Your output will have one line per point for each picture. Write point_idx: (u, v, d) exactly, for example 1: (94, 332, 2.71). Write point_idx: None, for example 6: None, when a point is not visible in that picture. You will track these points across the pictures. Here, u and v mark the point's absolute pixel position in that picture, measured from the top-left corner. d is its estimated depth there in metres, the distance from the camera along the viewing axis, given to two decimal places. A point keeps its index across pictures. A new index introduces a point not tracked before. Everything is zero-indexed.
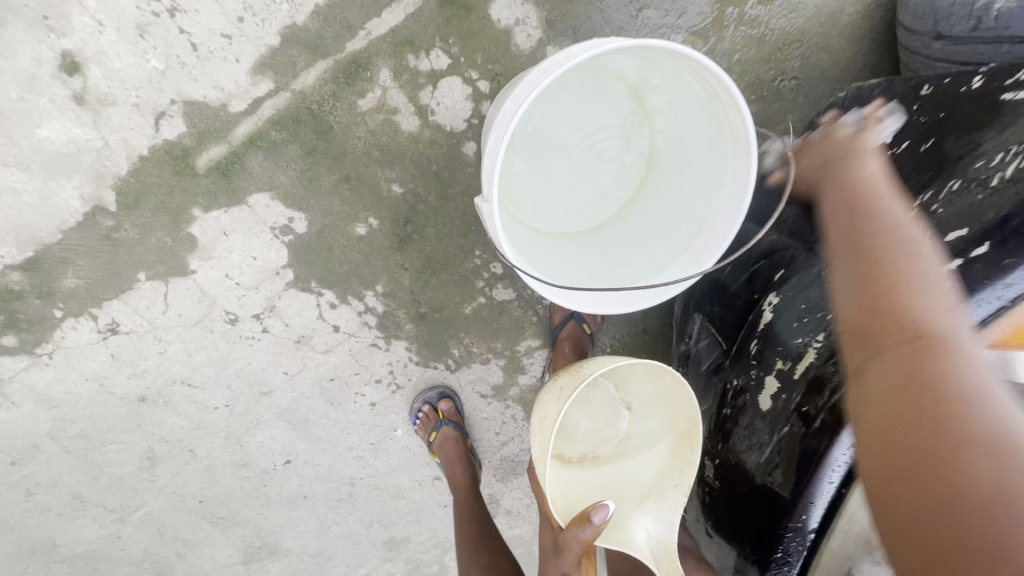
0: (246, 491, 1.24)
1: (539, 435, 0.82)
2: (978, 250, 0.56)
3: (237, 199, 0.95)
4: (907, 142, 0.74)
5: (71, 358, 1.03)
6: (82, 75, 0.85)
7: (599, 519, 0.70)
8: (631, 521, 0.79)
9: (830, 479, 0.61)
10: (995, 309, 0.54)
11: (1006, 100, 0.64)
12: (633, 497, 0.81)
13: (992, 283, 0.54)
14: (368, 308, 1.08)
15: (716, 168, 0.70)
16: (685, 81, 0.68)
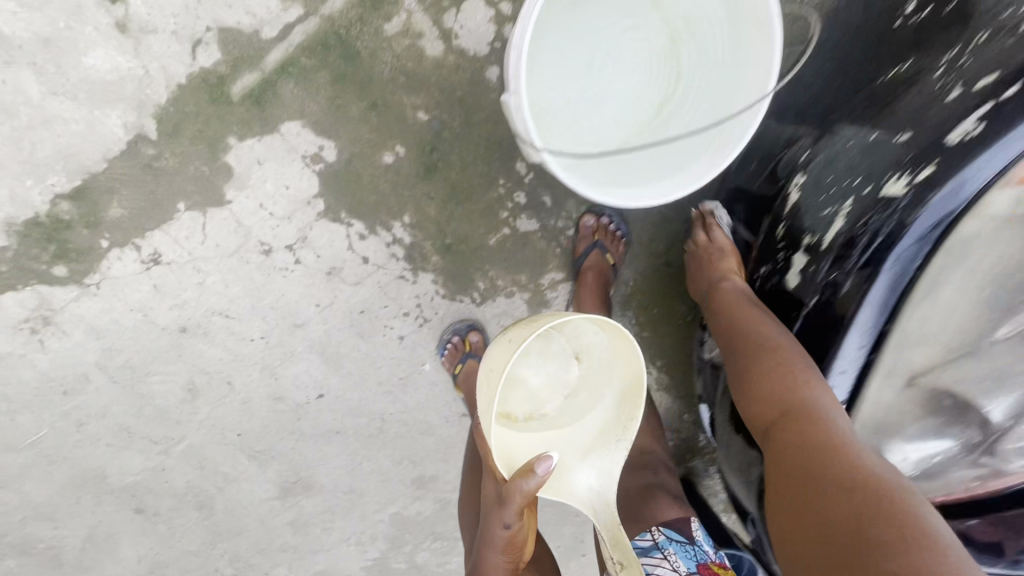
0: (282, 425, 1.30)
1: (487, 390, 0.80)
2: (1006, 93, 0.64)
3: (271, 127, 0.99)
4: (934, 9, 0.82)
5: (117, 287, 1.09)
6: (124, 3, 0.90)
7: (542, 472, 0.76)
8: (572, 471, 0.85)
9: (858, 342, 0.70)
10: (1012, 157, 0.63)
11: None
12: (576, 449, 0.86)
13: (1012, 128, 0.63)
14: (396, 239, 1.11)
15: (744, 58, 0.76)
16: None
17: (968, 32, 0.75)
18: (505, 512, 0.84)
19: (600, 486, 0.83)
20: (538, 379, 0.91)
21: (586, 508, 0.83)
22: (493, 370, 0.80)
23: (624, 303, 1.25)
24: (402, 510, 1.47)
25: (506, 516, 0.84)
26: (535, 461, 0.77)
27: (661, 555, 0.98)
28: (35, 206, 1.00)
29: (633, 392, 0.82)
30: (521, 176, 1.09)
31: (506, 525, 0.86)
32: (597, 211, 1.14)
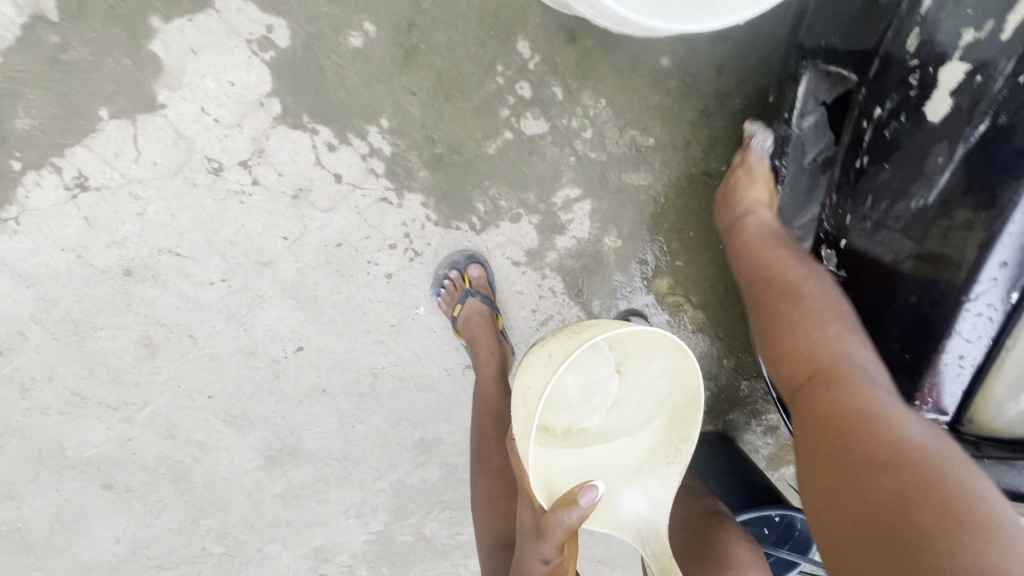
0: (258, 385, 1.12)
1: (522, 409, 0.71)
2: None
3: (202, 3, 0.81)
4: None
5: (40, 222, 0.90)
6: None
7: (586, 504, 0.67)
8: (619, 498, 0.78)
9: None
10: None
11: None
12: (623, 474, 0.79)
13: None
14: (372, 150, 0.91)
15: None
16: None
17: None
18: (544, 546, 0.72)
19: (648, 513, 0.76)
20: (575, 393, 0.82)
21: (631, 538, 0.76)
22: (531, 389, 0.70)
23: (654, 224, 1.04)
24: (405, 478, 1.31)
25: (546, 549, 0.72)
26: (578, 492, 0.68)
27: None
28: None
29: (688, 410, 0.74)
30: (523, 60, 0.88)
31: (543, 561, 0.73)
32: (620, 105, 0.92)
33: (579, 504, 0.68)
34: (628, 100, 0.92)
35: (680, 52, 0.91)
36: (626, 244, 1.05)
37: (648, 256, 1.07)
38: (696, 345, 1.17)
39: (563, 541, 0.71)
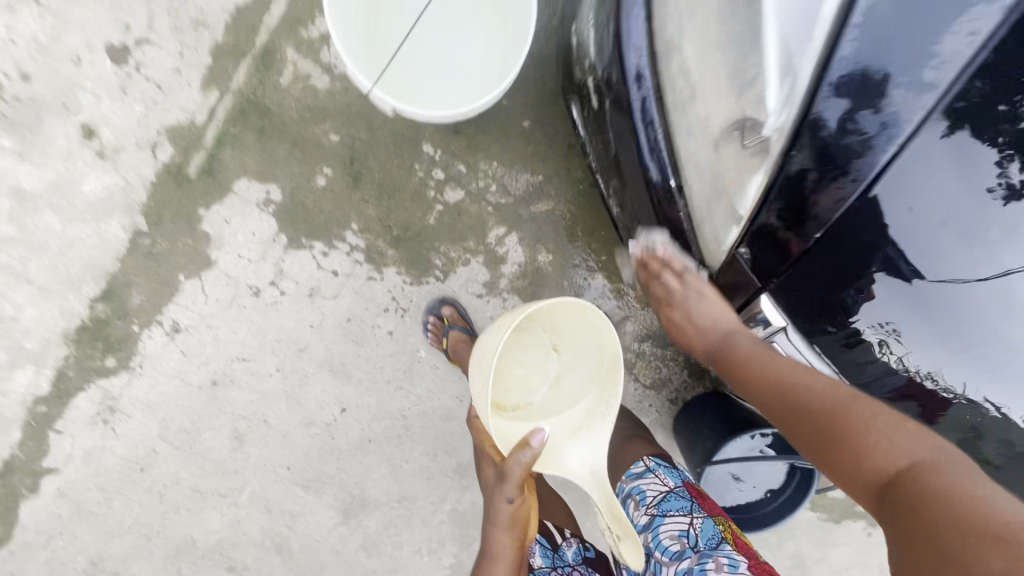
0: (322, 449, 1.43)
1: (479, 378, 0.91)
2: None
3: (226, 190, 1.23)
4: None
5: (155, 363, 1.32)
6: (95, 136, 1.19)
7: (537, 443, 0.83)
8: (564, 450, 0.90)
9: (650, 120, 0.90)
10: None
11: None
12: (565, 431, 0.93)
13: None
14: (353, 246, 1.29)
15: None
16: None
17: None
18: (506, 488, 0.87)
19: (590, 459, 0.88)
20: (520, 368, 1.05)
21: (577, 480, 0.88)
22: (485, 359, 0.91)
23: (572, 235, 1.34)
24: (458, 506, 1.53)
25: (508, 490, 0.87)
26: (529, 434, 0.83)
27: (693, 559, 0.80)
28: (80, 314, 1.27)
29: (610, 371, 0.89)
30: (431, 156, 1.27)
31: (507, 501, 0.88)
32: (509, 162, 1.29)
33: (530, 442, 0.83)
34: (514, 158, 1.28)
35: (536, 113, 1.27)
36: (555, 255, 1.35)
37: (577, 261, 1.36)
38: (648, 318, 1.42)
39: (520, 480, 0.85)
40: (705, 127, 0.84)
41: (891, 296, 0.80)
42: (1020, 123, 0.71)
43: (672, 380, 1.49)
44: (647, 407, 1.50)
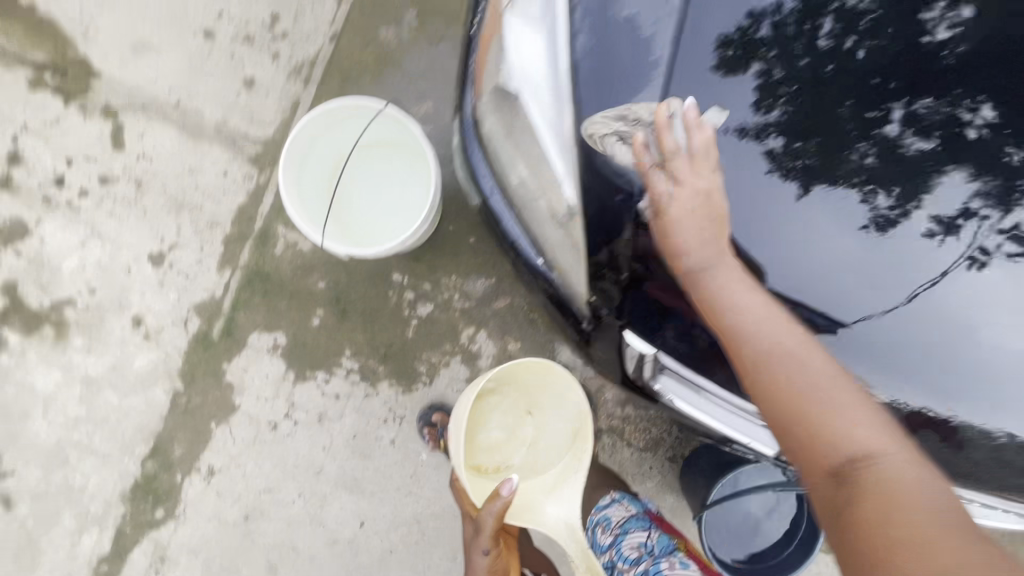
0: (348, 567, 1.52)
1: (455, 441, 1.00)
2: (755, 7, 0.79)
3: (243, 344, 1.50)
4: None
5: (196, 506, 1.50)
6: (141, 323, 1.50)
7: (506, 492, 0.93)
8: (544, 509, 1.02)
9: (506, 220, 0.95)
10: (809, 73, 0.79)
11: None
12: (544, 490, 1.04)
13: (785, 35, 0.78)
14: (349, 369, 1.51)
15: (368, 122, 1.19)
16: (328, 123, 1.18)
17: None
18: (482, 539, 0.97)
19: (568, 515, 1.00)
20: (497, 433, 1.15)
21: (554, 532, 0.99)
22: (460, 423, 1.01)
23: (535, 320, 1.51)
24: None
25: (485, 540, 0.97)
26: (498, 485, 0.93)
27: (649, 561, 1.13)
28: (134, 473, 1.50)
29: (583, 429, 1.03)
30: (401, 282, 1.51)
31: (484, 552, 0.98)
32: (466, 272, 1.51)
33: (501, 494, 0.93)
34: (470, 269, 1.51)
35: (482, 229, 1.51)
36: (523, 341, 1.52)
37: (544, 343, 1.52)
38: None
39: (492, 531, 0.95)
40: (535, 210, 0.87)
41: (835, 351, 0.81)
42: (865, 172, 0.79)
43: (666, 438, 1.54)
44: (648, 470, 1.54)
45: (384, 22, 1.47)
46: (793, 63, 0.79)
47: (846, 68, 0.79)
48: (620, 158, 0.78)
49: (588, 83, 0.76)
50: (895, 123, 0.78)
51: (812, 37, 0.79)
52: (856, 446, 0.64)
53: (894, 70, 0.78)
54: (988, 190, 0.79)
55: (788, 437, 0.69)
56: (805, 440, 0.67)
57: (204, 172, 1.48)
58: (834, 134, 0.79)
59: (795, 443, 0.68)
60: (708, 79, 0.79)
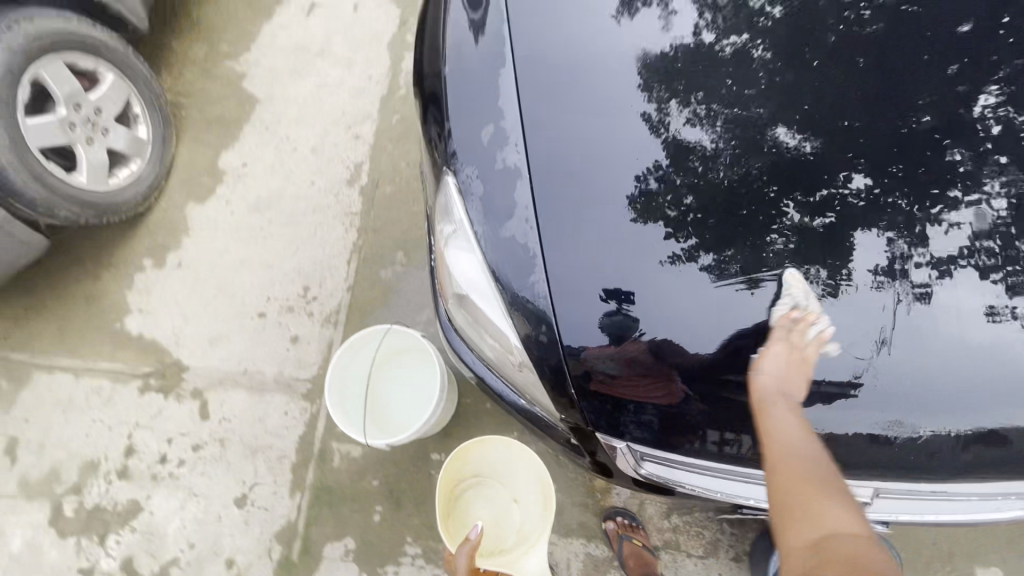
0: None
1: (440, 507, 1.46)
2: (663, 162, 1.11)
3: (320, 558, 1.69)
4: (447, 185, 1.19)
5: None
6: (233, 564, 1.73)
7: (474, 534, 1.33)
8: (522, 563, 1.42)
9: (501, 383, 1.20)
10: (720, 196, 1.09)
11: (462, 149, 1.16)
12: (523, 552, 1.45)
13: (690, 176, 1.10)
14: (414, 554, 1.66)
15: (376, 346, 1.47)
16: (349, 360, 1.44)
17: (467, 184, 1.15)
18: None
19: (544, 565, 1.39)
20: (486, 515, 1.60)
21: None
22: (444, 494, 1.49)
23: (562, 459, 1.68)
24: None
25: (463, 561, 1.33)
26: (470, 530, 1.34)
27: None
28: None
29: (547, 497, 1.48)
30: (440, 460, 1.74)
31: None
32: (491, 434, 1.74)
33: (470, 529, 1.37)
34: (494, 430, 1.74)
35: None
36: (559, 482, 1.66)
37: (576, 478, 1.67)
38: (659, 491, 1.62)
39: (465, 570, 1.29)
40: (501, 360, 1.17)
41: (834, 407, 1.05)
42: (789, 256, 1.06)
43: (720, 537, 1.58)
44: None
45: (382, 266, 1.98)
46: (702, 196, 1.09)
47: (748, 185, 1.09)
48: (574, 311, 1.05)
49: (542, 266, 1.06)
50: (798, 213, 1.07)
51: (707, 175, 1.10)
52: (847, 526, 0.82)
53: (773, 179, 1.09)
54: (893, 240, 1.07)
55: (794, 508, 0.87)
56: (804, 514, 0.86)
57: (269, 417, 1.84)
58: (756, 235, 1.07)
59: (796, 517, 0.86)
60: (611, 233, 1.07)
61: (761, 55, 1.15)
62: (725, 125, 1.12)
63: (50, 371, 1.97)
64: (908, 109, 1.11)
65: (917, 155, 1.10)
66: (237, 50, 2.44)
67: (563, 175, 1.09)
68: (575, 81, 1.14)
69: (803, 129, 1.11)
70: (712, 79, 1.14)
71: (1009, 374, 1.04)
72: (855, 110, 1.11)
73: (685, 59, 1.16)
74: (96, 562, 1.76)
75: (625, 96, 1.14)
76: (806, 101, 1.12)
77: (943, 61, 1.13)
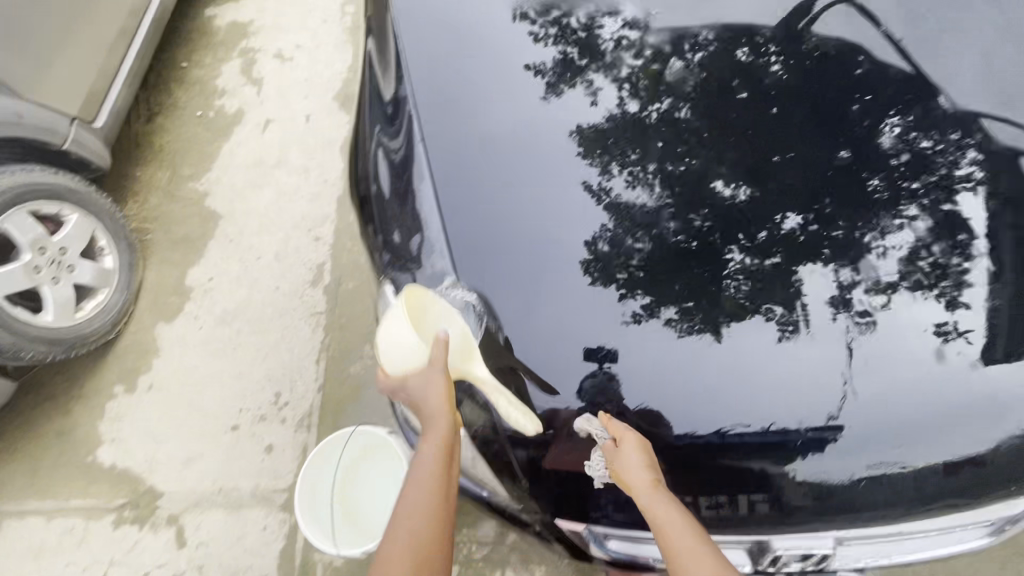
0: None
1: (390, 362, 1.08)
2: (606, 223, 1.18)
3: None
4: (388, 287, 1.23)
5: None
6: None
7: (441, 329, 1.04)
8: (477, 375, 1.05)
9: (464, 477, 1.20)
10: (664, 247, 1.17)
11: (401, 254, 1.22)
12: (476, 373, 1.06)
13: (633, 233, 1.18)
14: None
15: (346, 443, 1.49)
16: (322, 462, 1.48)
17: (408, 285, 1.19)
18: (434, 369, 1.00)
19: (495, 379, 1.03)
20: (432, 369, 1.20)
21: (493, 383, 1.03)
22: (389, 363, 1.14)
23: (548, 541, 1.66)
24: None
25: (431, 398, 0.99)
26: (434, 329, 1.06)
27: None
28: None
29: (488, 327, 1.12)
30: None
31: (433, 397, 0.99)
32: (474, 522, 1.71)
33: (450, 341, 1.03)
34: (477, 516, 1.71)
35: None
36: (547, 564, 1.63)
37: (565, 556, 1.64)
38: None
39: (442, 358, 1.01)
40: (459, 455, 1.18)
41: (812, 457, 1.06)
42: (738, 301, 1.12)
43: None
44: None
45: (350, 361, 2.02)
46: (654, 252, 1.16)
47: (687, 235, 1.17)
48: (541, 390, 1.09)
49: (507, 346, 1.11)
50: (739, 255, 1.15)
51: (651, 234, 1.18)
52: None
53: (711, 226, 1.17)
54: (838, 269, 1.14)
55: None
56: None
57: (248, 534, 1.80)
58: (710, 282, 1.13)
59: None
60: (562, 305, 1.13)
61: (684, 120, 1.27)
62: (658, 183, 1.22)
63: (20, 517, 1.92)
64: (823, 151, 1.23)
65: (837, 189, 1.20)
66: (199, 171, 2.57)
67: (514, 257, 1.16)
68: (512, 169, 1.24)
69: (730, 179, 1.21)
70: (640, 149, 1.25)
71: (965, 393, 1.09)
72: (771, 159, 1.23)
73: (614, 133, 1.27)
74: None
75: (558, 176, 1.23)
76: (728, 155, 1.23)
77: (842, 101, 1.26)
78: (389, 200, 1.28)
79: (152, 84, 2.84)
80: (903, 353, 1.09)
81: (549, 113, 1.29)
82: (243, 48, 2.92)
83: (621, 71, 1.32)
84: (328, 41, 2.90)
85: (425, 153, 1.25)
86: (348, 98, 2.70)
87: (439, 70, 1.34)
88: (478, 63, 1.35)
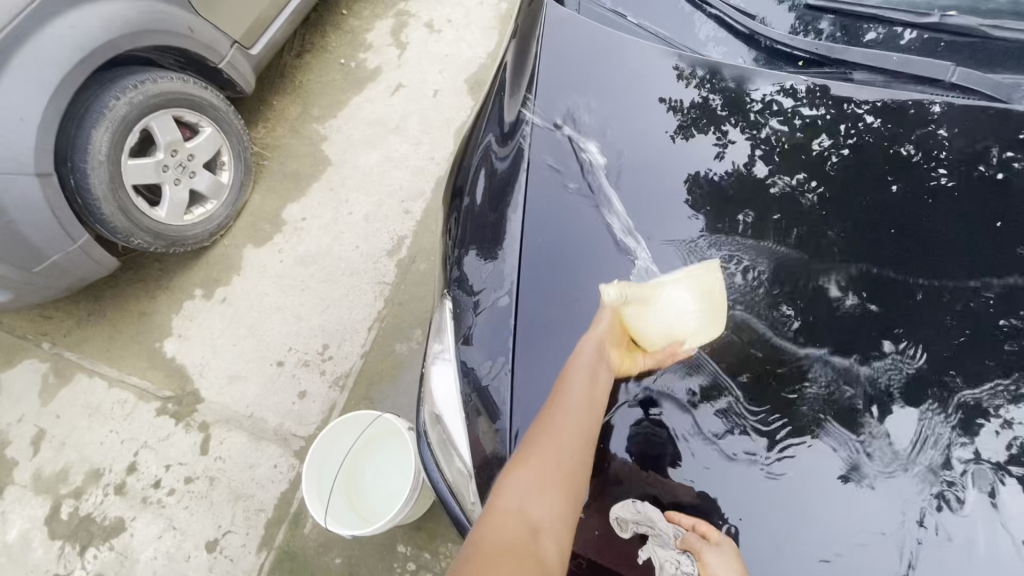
0: None
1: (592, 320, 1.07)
2: (697, 287, 1.11)
3: None
4: (452, 297, 1.22)
5: None
6: None
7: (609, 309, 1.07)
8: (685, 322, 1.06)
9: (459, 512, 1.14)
10: (752, 331, 1.06)
11: (472, 268, 1.20)
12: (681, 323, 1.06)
13: (720, 305, 1.09)
14: None
15: (357, 428, 1.52)
16: (332, 442, 1.48)
17: (472, 300, 1.17)
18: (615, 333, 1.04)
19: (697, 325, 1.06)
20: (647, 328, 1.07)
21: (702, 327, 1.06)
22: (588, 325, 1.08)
23: None
24: None
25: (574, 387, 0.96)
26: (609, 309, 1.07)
27: None
28: None
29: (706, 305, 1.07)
30: (403, 552, 1.70)
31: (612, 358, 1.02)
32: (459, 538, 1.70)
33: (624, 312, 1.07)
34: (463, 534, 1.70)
35: None
36: None
37: None
38: None
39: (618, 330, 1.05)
40: (461, 487, 1.13)
41: None
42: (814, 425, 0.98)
43: None
44: None
45: (399, 339, 2.07)
46: (726, 340, 1.06)
47: (779, 328, 1.06)
48: None
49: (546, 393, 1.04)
50: (831, 371, 1.01)
51: (732, 315, 1.08)
52: None
53: (808, 327, 1.05)
54: (946, 432, 0.96)
55: None
56: None
57: (261, 465, 1.91)
58: (784, 387, 1.01)
59: None
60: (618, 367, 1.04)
61: (816, 207, 1.16)
62: (763, 262, 1.12)
63: (90, 375, 2.14)
64: (966, 292, 1.06)
65: (966, 332, 1.03)
66: (326, 115, 2.71)
67: (581, 296, 1.10)
68: (611, 204, 1.19)
69: (849, 289, 1.08)
70: (755, 219, 1.16)
71: None
72: (907, 283, 1.07)
73: (734, 202, 1.18)
74: (71, 571, 1.83)
75: (658, 234, 1.16)
76: (852, 262, 1.10)
77: (1006, 238, 1.10)
78: (481, 208, 1.26)
79: (313, 22, 3.01)
80: (995, 557, 0.88)
81: (677, 154, 1.24)
82: (400, 10, 3.02)
83: (771, 134, 1.24)
84: (478, 23, 2.93)
85: (529, 167, 1.23)
86: (477, 83, 2.73)
87: (569, 84, 1.31)
88: (612, 89, 1.32)
